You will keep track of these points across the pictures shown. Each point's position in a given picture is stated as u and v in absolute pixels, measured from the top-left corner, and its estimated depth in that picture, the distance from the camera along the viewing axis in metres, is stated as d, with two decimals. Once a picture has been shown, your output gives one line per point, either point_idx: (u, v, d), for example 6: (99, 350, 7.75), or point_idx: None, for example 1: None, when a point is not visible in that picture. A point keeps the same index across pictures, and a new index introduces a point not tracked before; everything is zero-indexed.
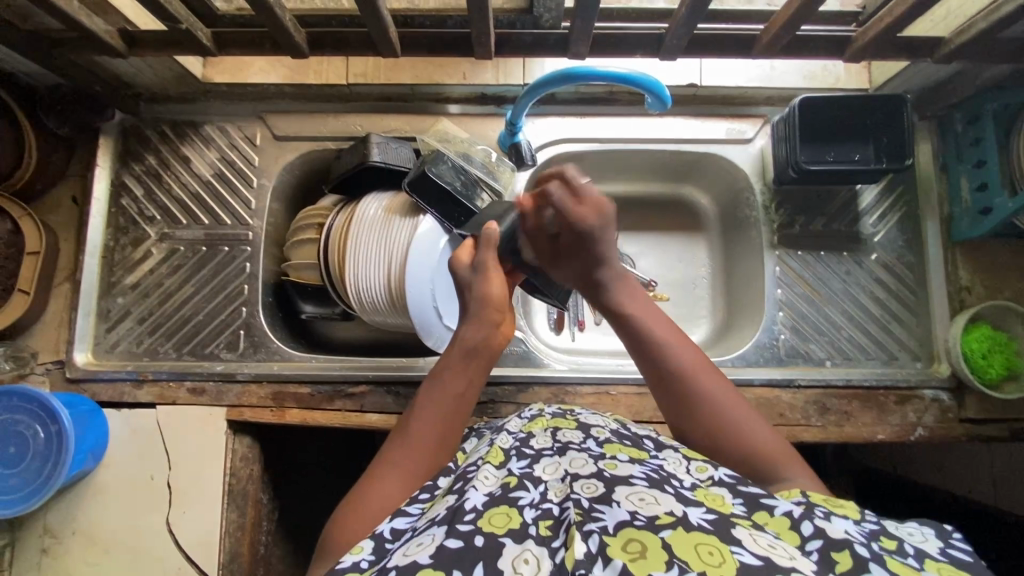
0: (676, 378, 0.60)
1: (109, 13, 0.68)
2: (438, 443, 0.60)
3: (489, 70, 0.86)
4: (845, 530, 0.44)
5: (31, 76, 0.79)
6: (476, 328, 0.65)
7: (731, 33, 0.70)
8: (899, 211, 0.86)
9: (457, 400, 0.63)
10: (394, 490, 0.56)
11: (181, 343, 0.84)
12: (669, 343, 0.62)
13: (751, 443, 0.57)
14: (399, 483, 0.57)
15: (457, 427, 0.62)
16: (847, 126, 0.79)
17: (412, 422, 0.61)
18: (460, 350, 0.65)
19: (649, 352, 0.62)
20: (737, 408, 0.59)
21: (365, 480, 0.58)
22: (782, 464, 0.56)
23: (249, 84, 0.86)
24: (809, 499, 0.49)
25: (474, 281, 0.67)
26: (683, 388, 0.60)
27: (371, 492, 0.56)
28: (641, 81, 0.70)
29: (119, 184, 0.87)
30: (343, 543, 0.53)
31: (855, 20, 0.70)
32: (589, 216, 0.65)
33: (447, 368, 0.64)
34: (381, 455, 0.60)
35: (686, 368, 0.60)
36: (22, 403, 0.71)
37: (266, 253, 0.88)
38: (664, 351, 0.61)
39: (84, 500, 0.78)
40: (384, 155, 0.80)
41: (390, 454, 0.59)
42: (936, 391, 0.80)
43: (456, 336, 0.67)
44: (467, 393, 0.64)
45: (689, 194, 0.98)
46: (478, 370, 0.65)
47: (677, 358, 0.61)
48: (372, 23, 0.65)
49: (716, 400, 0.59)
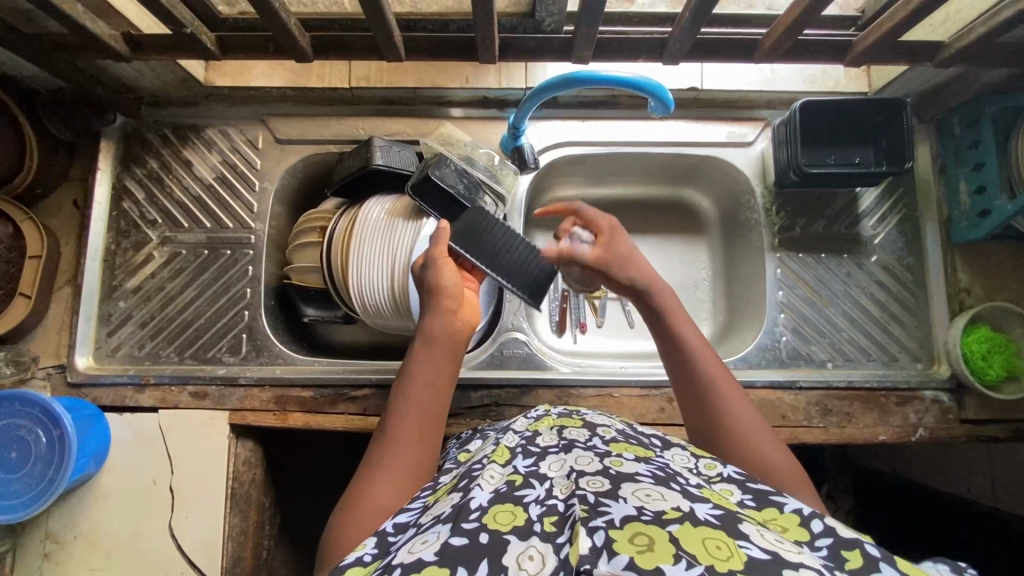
0: (701, 385, 0.60)
1: (112, 16, 0.68)
2: (420, 436, 0.60)
3: (492, 73, 0.86)
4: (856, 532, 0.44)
5: (33, 80, 0.79)
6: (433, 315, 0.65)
7: (733, 37, 0.71)
8: (899, 213, 0.86)
9: (430, 390, 0.62)
10: (388, 492, 0.55)
11: (183, 347, 0.84)
12: (696, 354, 0.62)
13: (765, 458, 0.56)
14: (393, 485, 0.56)
15: (439, 419, 0.62)
16: (846, 131, 0.80)
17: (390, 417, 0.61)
18: (423, 340, 0.64)
19: (678, 358, 0.63)
20: (761, 425, 0.58)
21: (355, 483, 0.57)
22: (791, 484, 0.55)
23: (251, 87, 0.86)
24: None
25: (425, 273, 0.68)
26: (706, 395, 0.60)
27: (364, 495, 0.55)
28: (644, 85, 0.70)
29: (120, 188, 0.87)
30: (342, 549, 0.52)
31: (854, 25, 0.71)
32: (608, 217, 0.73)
33: (413, 359, 0.63)
34: (368, 456, 0.60)
35: (712, 377, 0.61)
36: (24, 407, 0.71)
37: (269, 257, 0.88)
38: (692, 358, 0.62)
39: (86, 505, 0.78)
40: (387, 159, 0.80)
41: (376, 455, 0.59)
42: (936, 392, 0.81)
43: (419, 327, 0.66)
44: (441, 382, 0.63)
45: (689, 197, 0.99)
46: (445, 357, 0.64)
47: (704, 367, 0.61)
48: (377, 27, 0.65)
49: (739, 411, 0.59)
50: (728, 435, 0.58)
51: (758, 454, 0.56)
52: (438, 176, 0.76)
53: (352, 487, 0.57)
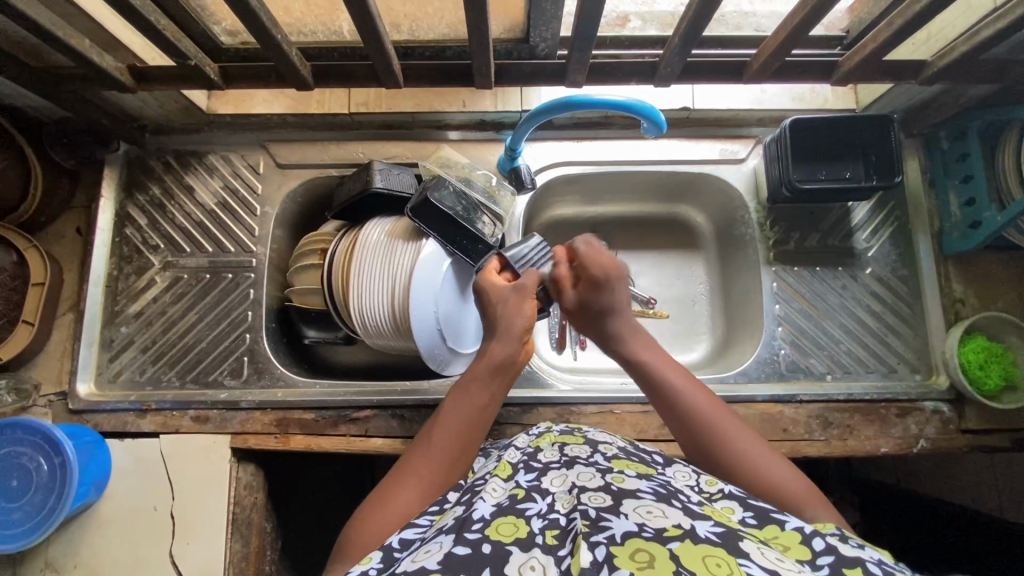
0: (700, 419, 0.61)
1: (118, 49, 0.70)
2: (460, 447, 0.62)
3: (488, 98, 0.89)
4: (859, 551, 0.44)
5: (38, 110, 0.81)
6: (505, 344, 0.67)
7: (722, 60, 0.73)
8: (891, 226, 0.88)
9: (481, 413, 0.65)
10: (411, 498, 0.57)
11: (184, 371, 0.84)
12: (682, 388, 0.63)
13: (776, 483, 0.57)
14: (418, 491, 0.58)
15: (476, 443, 0.64)
16: (834, 146, 0.82)
17: (434, 431, 0.62)
18: (489, 364, 0.66)
19: (666, 398, 0.64)
20: (757, 450, 0.59)
21: (386, 485, 0.59)
22: (803, 503, 0.56)
23: (253, 114, 0.88)
24: (843, 532, 0.48)
25: (509, 303, 0.70)
26: (709, 433, 0.60)
27: (389, 498, 0.57)
28: (637, 108, 0.72)
29: (123, 214, 0.88)
30: (357, 548, 0.53)
31: (839, 44, 0.74)
32: (607, 269, 0.69)
33: (473, 380, 0.66)
34: (403, 463, 0.61)
35: (700, 408, 0.62)
36: (24, 435, 0.70)
37: (270, 280, 0.88)
38: (681, 401, 0.63)
39: (86, 533, 0.77)
40: (386, 182, 0.81)
41: (411, 465, 0.60)
42: (936, 403, 0.81)
43: (483, 350, 0.68)
44: (490, 406, 0.66)
45: (684, 214, 1.00)
46: (502, 385, 0.67)
47: (694, 402, 0.62)
48: (377, 57, 0.67)
49: (734, 441, 0.60)
50: (732, 460, 0.59)
51: (769, 478, 0.57)
52: (441, 201, 0.77)
53: (380, 490, 0.58)
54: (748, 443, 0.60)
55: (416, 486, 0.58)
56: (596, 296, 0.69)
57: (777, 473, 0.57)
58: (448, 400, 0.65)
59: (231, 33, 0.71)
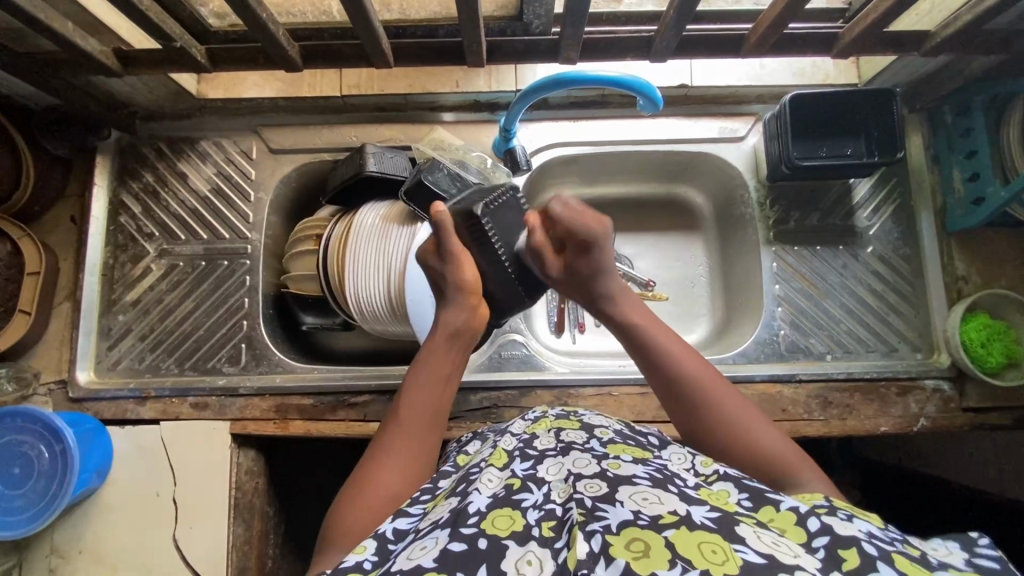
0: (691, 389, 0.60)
1: (102, 33, 0.69)
2: (432, 421, 0.62)
3: (482, 77, 0.87)
4: (853, 529, 0.44)
5: (28, 98, 0.80)
6: (458, 312, 0.67)
7: (720, 33, 0.71)
8: (893, 202, 0.86)
9: (444, 384, 0.64)
10: (397, 482, 0.56)
11: (183, 358, 0.84)
12: (674, 356, 0.62)
13: (763, 447, 0.56)
14: (403, 473, 0.57)
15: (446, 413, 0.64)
16: (835, 121, 0.80)
17: (403, 410, 0.61)
18: (445, 331, 0.66)
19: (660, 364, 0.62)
20: (752, 421, 0.58)
21: (365, 471, 0.57)
22: (792, 470, 0.55)
23: (244, 99, 0.87)
24: (832, 504, 0.48)
25: (444, 269, 0.68)
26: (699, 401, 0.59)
27: (370, 487, 0.56)
28: (632, 84, 0.70)
29: (117, 202, 0.88)
30: (346, 538, 0.53)
31: (841, 16, 0.72)
32: (594, 225, 0.66)
33: (432, 350, 0.65)
34: (377, 445, 0.60)
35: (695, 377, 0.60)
36: (25, 424, 0.71)
37: (266, 266, 0.88)
38: (673, 364, 0.61)
39: (90, 519, 0.78)
40: (379, 165, 0.80)
41: (389, 445, 0.59)
42: (937, 381, 0.80)
43: (438, 318, 0.68)
44: (453, 374, 0.66)
45: (684, 194, 0.99)
46: (461, 353, 0.67)
47: (684, 369, 0.61)
48: (365, 35, 0.65)
49: (726, 413, 0.58)
50: (729, 436, 0.57)
51: (759, 444, 0.56)
52: (486, 223, 0.68)
53: (359, 476, 0.57)
54: (741, 413, 0.58)
55: (397, 471, 0.57)
56: (580, 258, 0.67)
57: (768, 440, 0.57)
58: (411, 376, 0.64)
59: (219, 15, 0.71)
